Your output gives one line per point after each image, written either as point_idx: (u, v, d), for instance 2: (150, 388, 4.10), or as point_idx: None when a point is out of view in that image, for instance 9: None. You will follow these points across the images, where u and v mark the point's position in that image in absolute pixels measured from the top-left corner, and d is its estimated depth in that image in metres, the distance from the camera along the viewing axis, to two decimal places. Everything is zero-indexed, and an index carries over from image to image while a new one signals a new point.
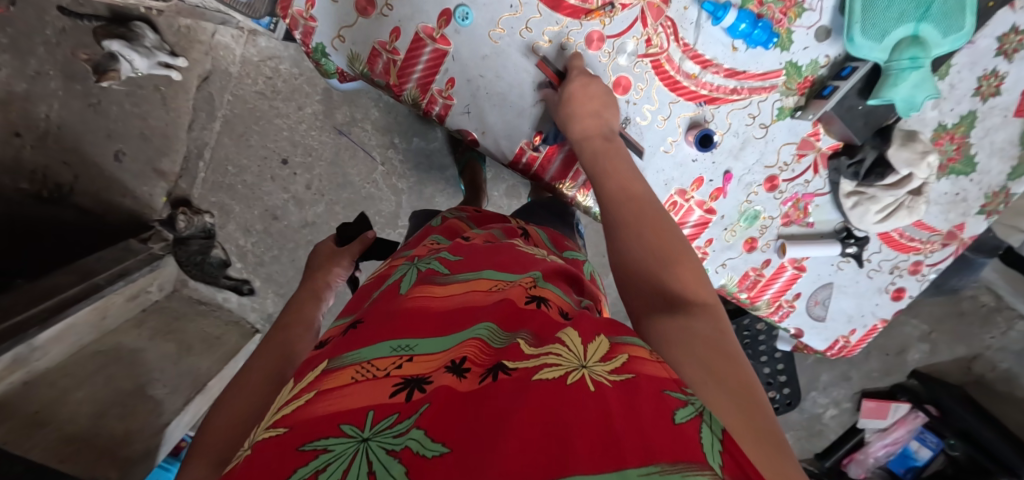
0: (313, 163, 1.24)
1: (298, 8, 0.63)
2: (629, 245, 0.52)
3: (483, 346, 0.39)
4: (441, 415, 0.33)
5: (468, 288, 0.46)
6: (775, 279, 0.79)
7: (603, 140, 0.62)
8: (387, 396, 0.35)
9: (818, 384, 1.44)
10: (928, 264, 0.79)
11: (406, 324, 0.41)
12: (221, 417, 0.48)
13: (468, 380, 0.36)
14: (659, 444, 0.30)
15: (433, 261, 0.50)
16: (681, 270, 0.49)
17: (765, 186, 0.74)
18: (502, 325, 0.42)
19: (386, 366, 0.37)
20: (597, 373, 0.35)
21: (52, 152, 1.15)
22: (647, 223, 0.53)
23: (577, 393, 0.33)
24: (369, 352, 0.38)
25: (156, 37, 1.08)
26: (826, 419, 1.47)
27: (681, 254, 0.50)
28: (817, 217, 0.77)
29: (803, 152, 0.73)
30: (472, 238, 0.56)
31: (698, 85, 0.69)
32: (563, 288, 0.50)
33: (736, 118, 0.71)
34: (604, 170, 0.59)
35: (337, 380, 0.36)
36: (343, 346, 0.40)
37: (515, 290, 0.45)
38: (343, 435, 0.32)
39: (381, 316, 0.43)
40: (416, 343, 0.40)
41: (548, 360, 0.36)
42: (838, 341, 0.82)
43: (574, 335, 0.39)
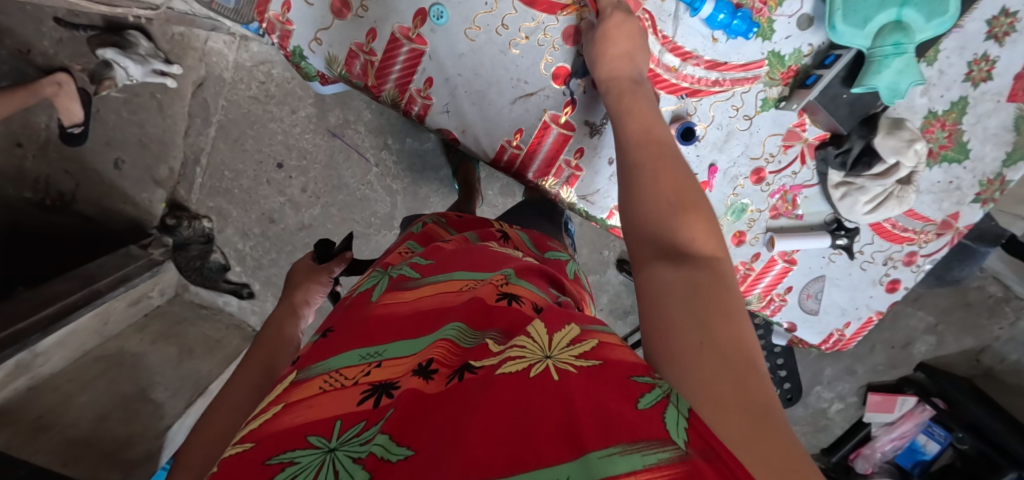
0: (308, 166, 1.24)
1: (275, 12, 0.64)
2: (637, 199, 0.49)
3: (452, 346, 0.39)
4: (404, 418, 0.33)
5: (436, 289, 0.46)
6: (765, 273, 0.78)
7: (630, 82, 0.60)
8: (356, 404, 0.36)
9: (822, 378, 1.42)
10: (923, 254, 0.77)
11: (376, 331, 0.42)
12: (201, 435, 0.48)
13: (434, 382, 0.36)
14: (621, 425, 0.29)
15: (405, 267, 0.51)
16: (692, 223, 0.46)
17: (751, 179, 0.73)
18: (471, 325, 0.42)
19: (354, 374, 0.38)
20: (561, 361, 0.34)
21: (53, 161, 1.19)
22: (665, 175, 0.50)
23: (539, 382, 0.32)
24: (337, 362, 0.39)
25: (151, 45, 1.09)
26: (832, 414, 1.45)
27: (695, 206, 0.47)
28: (806, 209, 0.75)
29: (789, 143, 0.72)
30: (447, 241, 0.57)
31: (679, 78, 0.68)
32: (538, 285, 0.49)
33: (720, 111, 0.70)
34: (628, 109, 0.58)
35: (305, 391, 0.37)
36: (313, 356, 0.41)
37: (484, 289, 0.45)
38: (310, 447, 0.32)
39: (350, 324, 0.44)
40: (385, 348, 0.40)
41: (511, 353, 0.35)
42: (832, 335, 0.82)
43: (541, 326, 0.38)
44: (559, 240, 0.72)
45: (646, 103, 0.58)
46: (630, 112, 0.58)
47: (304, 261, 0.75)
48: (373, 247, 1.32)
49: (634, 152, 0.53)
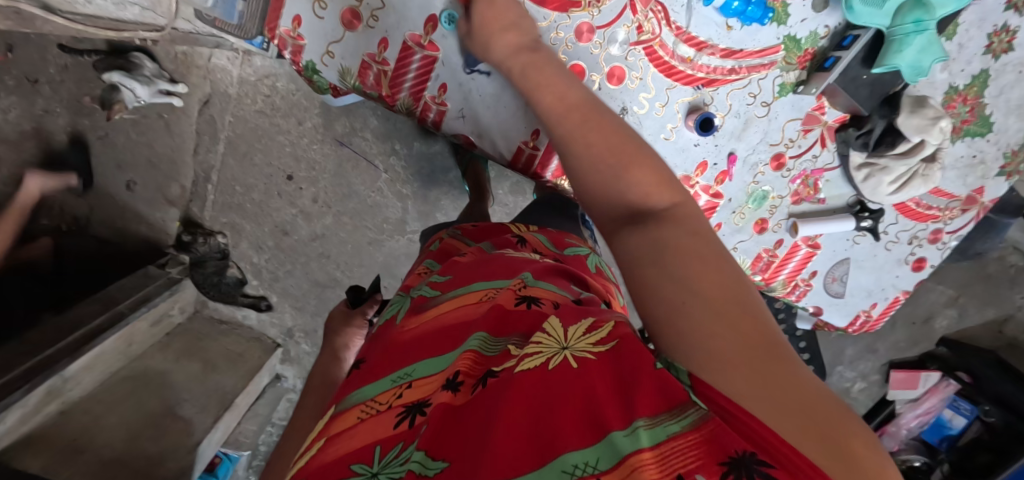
0: (318, 176, 1.24)
1: (286, 28, 0.64)
2: (584, 169, 0.48)
3: (477, 358, 0.40)
4: (439, 434, 0.34)
5: (457, 303, 0.46)
6: (789, 259, 0.78)
7: (529, 52, 0.57)
8: (392, 427, 0.37)
9: (844, 358, 1.41)
10: (948, 231, 0.77)
11: (403, 355, 0.43)
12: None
13: (462, 394, 0.37)
14: (641, 398, 0.29)
15: (423, 288, 0.51)
16: (639, 177, 0.45)
17: (771, 165, 0.72)
18: (493, 332, 0.42)
19: (387, 398, 0.39)
20: (579, 350, 0.35)
21: (67, 187, 1.19)
22: (596, 138, 0.48)
23: (560, 373, 0.33)
24: (371, 390, 0.41)
25: (155, 66, 1.09)
26: (855, 393, 1.45)
27: (633, 157, 0.46)
28: (828, 193, 0.75)
29: (808, 127, 0.71)
30: (464, 255, 0.57)
31: (694, 69, 0.67)
32: (558, 284, 0.49)
33: (736, 99, 0.69)
34: (535, 83, 0.55)
35: (344, 423, 0.39)
36: (350, 387, 0.43)
37: (503, 295, 0.45)
38: (354, 475, 0.34)
39: (375, 353, 0.45)
40: (414, 368, 0.41)
41: (528, 349, 0.36)
42: (859, 316, 0.82)
43: (557, 322, 0.38)
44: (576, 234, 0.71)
45: (553, 69, 0.55)
46: (538, 87, 0.55)
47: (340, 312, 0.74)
48: (387, 253, 1.33)
49: (558, 127, 0.51)
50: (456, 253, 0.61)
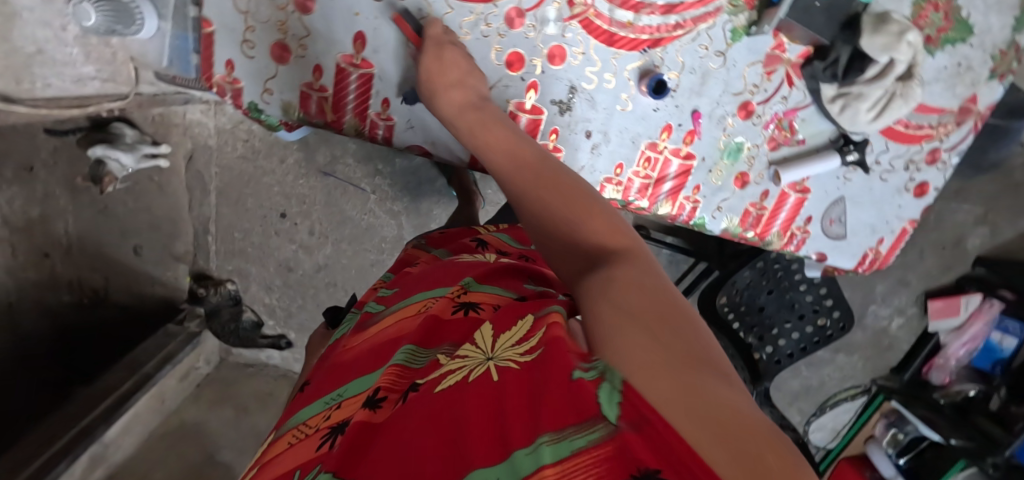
0: (309, 209, 1.26)
1: (220, 74, 0.64)
2: (536, 208, 0.49)
3: (401, 371, 0.45)
4: (347, 455, 0.38)
5: (401, 313, 0.54)
6: (779, 208, 0.74)
7: (473, 109, 0.59)
8: (315, 450, 0.43)
9: (875, 296, 1.37)
10: (946, 148, 0.72)
11: (349, 369, 0.51)
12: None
13: (382, 411, 0.42)
14: (546, 414, 0.31)
15: (375, 303, 0.61)
16: (588, 218, 0.46)
17: (740, 115, 0.68)
18: (422, 344, 0.47)
19: (318, 422, 0.46)
20: (502, 359, 0.38)
21: (80, 262, 1.24)
22: (546, 186, 0.50)
23: (479, 385, 0.36)
24: (308, 414, 0.48)
25: (135, 132, 1.12)
26: (894, 332, 1.40)
27: (584, 202, 0.47)
28: (806, 132, 0.70)
29: (771, 68, 0.66)
30: (417, 264, 0.67)
31: (636, 32, 0.63)
32: (501, 285, 0.55)
33: (688, 54, 0.65)
34: (484, 137, 0.56)
35: (278, 447, 0.47)
36: (301, 406, 0.52)
37: (441, 304, 0.51)
38: None
39: (324, 373, 0.54)
40: (346, 390, 0.48)
41: (450, 367, 0.40)
42: (867, 255, 0.78)
43: (489, 330, 0.43)
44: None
45: (501, 127, 0.57)
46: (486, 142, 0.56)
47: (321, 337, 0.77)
48: None
49: (511, 174, 0.52)
50: (413, 261, 0.70)
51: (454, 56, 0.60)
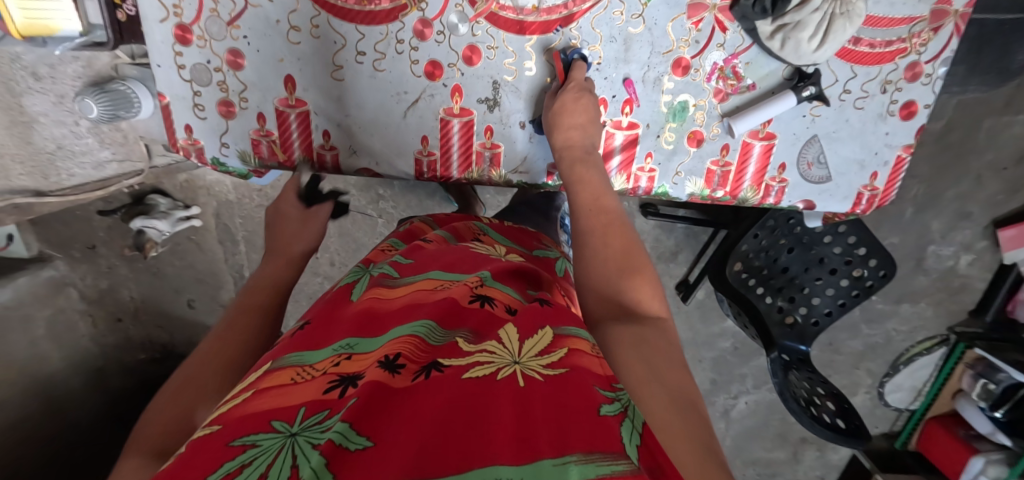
0: (326, 242, 1.34)
1: (183, 139, 0.71)
2: (598, 254, 0.53)
3: (421, 342, 0.41)
4: (366, 408, 0.34)
5: (416, 287, 0.51)
6: (746, 161, 0.69)
7: (583, 152, 0.61)
8: (323, 393, 0.37)
9: (932, 235, 1.21)
10: (927, 60, 0.64)
11: (357, 324, 0.45)
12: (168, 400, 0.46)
13: (402, 376, 0.38)
14: (576, 436, 0.33)
15: (385, 267, 0.55)
16: (638, 284, 0.50)
17: (676, 73, 0.65)
18: (441, 323, 0.45)
19: (325, 366, 0.40)
20: (529, 367, 0.39)
21: (147, 321, 1.39)
22: (616, 242, 0.53)
23: (505, 386, 0.37)
24: (311, 356, 0.41)
25: (167, 200, 1.24)
26: (964, 270, 1.23)
27: (640, 269, 0.51)
28: (755, 76, 0.65)
29: (697, 17, 0.62)
30: (428, 241, 0.63)
31: (544, 14, 0.63)
32: (513, 287, 0.54)
33: (604, 23, 0.63)
34: (576, 177, 0.60)
35: (274, 380, 0.39)
36: (289, 346, 0.44)
37: (459, 290, 0.49)
38: (272, 431, 0.33)
39: (321, 318, 0.47)
40: (357, 343, 0.43)
41: (479, 358, 0.40)
42: (862, 194, 0.71)
43: (513, 333, 0.43)
44: (553, 238, 0.85)
45: (597, 172, 0.60)
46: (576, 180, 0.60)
47: (289, 197, 0.69)
48: None
49: (583, 220, 0.56)
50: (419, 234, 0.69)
51: (585, 106, 0.63)
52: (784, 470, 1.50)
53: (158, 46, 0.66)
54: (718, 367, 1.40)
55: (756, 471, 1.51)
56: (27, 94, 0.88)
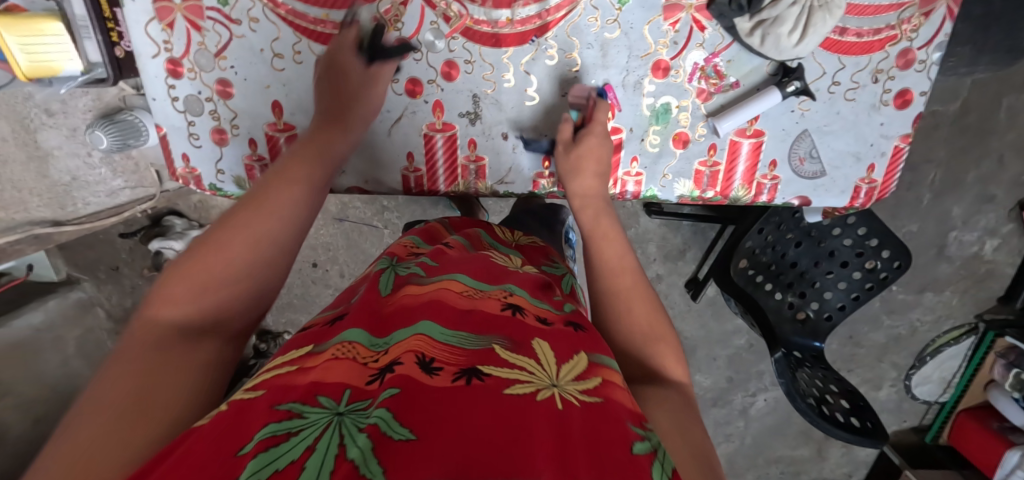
0: (336, 254, 1.36)
1: (181, 168, 0.73)
2: (624, 312, 0.54)
3: (457, 348, 0.41)
4: (407, 399, 0.34)
5: (441, 286, 0.50)
6: (735, 160, 0.68)
7: (598, 200, 0.64)
8: (365, 383, 0.38)
9: (955, 220, 1.16)
10: (919, 47, 0.62)
11: (392, 321, 0.46)
12: (186, 269, 0.46)
13: (440, 377, 0.37)
14: (612, 470, 0.33)
15: (415, 266, 0.54)
16: (662, 349, 0.52)
17: (656, 75, 0.64)
18: (477, 329, 0.44)
19: (366, 358, 0.41)
20: (567, 391, 0.39)
21: None
22: (639, 307, 0.55)
23: (546, 407, 0.37)
24: (353, 342, 0.43)
25: (184, 221, 1.27)
26: (990, 255, 1.18)
27: (664, 334, 0.53)
28: (738, 74, 0.64)
29: (674, 18, 0.62)
30: (451, 246, 0.62)
31: (519, 26, 0.63)
32: (539, 297, 0.54)
33: (580, 31, 0.63)
34: (600, 230, 0.62)
35: (315, 360, 0.40)
36: (325, 334, 0.45)
37: (489, 301, 0.49)
38: (318, 407, 0.34)
39: (354, 309, 0.48)
40: (393, 337, 0.43)
41: (519, 376, 0.39)
42: (861, 186, 0.68)
43: (548, 350, 0.43)
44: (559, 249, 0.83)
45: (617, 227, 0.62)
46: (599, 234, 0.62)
47: (349, 51, 0.61)
48: None
49: (606, 278, 0.57)
50: (436, 235, 0.68)
51: (602, 151, 0.64)
52: (810, 468, 1.46)
53: (152, 80, 0.69)
54: (734, 365, 1.38)
55: (781, 470, 1.47)
56: (42, 130, 0.92)
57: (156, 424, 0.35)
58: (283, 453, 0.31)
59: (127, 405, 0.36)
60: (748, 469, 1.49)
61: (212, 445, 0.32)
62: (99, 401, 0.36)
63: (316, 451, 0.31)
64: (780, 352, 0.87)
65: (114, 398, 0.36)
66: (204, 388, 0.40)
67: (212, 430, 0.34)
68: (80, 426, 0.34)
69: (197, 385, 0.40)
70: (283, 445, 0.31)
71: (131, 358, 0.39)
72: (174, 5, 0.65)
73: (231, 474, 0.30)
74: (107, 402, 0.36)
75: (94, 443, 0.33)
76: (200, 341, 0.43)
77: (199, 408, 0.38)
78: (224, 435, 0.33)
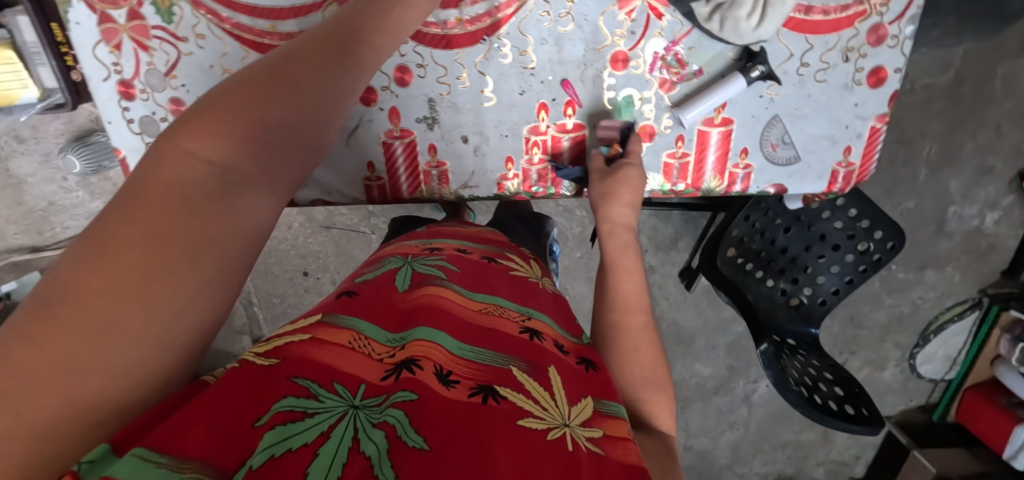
0: (326, 262, 1.35)
1: None
2: (627, 354, 0.53)
3: (476, 365, 0.40)
4: (424, 407, 0.34)
5: (463, 300, 0.48)
6: (705, 150, 0.65)
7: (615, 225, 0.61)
8: (380, 378, 0.37)
9: (952, 195, 1.12)
10: (890, 21, 0.59)
11: (414, 316, 0.44)
12: (227, 109, 0.42)
13: (456, 391, 0.37)
14: None
15: (434, 267, 0.52)
16: (656, 398, 0.51)
17: (616, 67, 0.62)
18: (497, 347, 0.43)
19: (382, 353, 0.40)
20: (578, 434, 0.38)
21: None
22: (645, 350, 0.53)
23: (555, 448, 0.35)
24: (374, 336, 0.42)
25: None
26: (991, 228, 1.14)
27: (662, 385, 0.52)
28: (701, 61, 0.61)
29: (629, 7, 0.59)
30: (470, 252, 0.58)
31: (469, 25, 0.61)
32: (558, 321, 0.52)
33: (533, 26, 0.61)
34: (619, 263, 0.59)
35: (335, 337, 0.40)
36: (342, 308, 0.44)
37: (509, 321, 0.47)
38: (335, 394, 0.34)
39: (371, 298, 0.47)
40: (411, 333, 0.42)
41: (530, 410, 0.38)
42: (838, 171, 0.65)
43: (563, 386, 0.41)
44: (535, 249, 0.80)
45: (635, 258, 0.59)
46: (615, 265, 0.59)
47: None
48: None
49: (620, 316, 0.55)
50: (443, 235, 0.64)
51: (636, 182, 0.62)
52: (817, 452, 1.43)
53: (106, 103, 0.68)
54: (733, 352, 1.35)
55: (789, 456, 1.44)
56: (14, 156, 0.94)
57: (149, 325, 0.33)
58: (303, 431, 0.31)
59: (124, 291, 0.33)
60: (755, 457, 1.45)
61: (228, 407, 0.32)
62: (98, 268, 0.34)
63: (331, 439, 0.31)
64: (767, 345, 0.86)
65: (111, 280, 0.33)
66: (228, 263, 0.38)
67: (224, 387, 0.33)
68: (74, 297, 0.32)
69: (205, 280, 0.37)
70: (302, 422, 0.32)
71: (146, 213, 0.36)
72: (120, 25, 0.64)
73: (251, 446, 0.30)
74: (113, 274, 0.34)
75: (79, 328, 0.32)
76: (238, 196, 0.41)
77: (198, 311, 0.36)
78: (240, 398, 0.33)
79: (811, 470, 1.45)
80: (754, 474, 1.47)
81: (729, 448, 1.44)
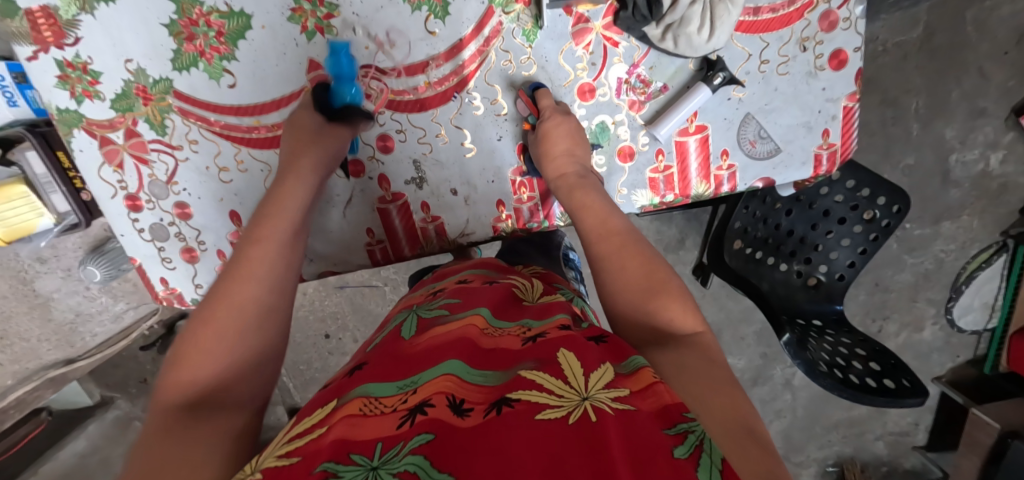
0: (344, 321, 1.38)
1: (162, 290, 0.75)
2: (611, 277, 0.51)
3: (483, 387, 0.41)
4: (442, 444, 0.34)
5: (462, 321, 0.49)
6: (686, 159, 0.67)
7: (576, 178, 0.60)
8: (396, 427, 0.36)
9: (949, 143, 1.11)
10: (838, 6, 0.60)
11: (411, 363, 0.44)
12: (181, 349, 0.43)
13: (471, 417, 0.37)
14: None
15: (437, 308, 0.54)
16: (668, 305, 0.47)
17: (583, 98, 0.65)
18: (502, 367, 0.43)
19: (393, 402, 0.40)
20: (598, 400, 0.37)
21: None
22: (631, 264, 0.51)
23: (580, 426, 0.35)
24: (378, 391, 0.41)
25: None
26: (998, 169, 1.12)
27: (668, 290, 0.48)
28: (664, 78, 0.64)
29: (584, 41, 0.62)
30: (471, 280, 0.60)
31: (437, 86, 0.64)
32: (568, 312, 0.52)
33: (498, 76, 0.64)
34: (579, 207, 0.57)
35: (347, 410, 0.39)
36: (355, 382, 0.43)
37: (508, 338, 0.48)
38: (353, 465, 0.33)
39: (380, 360, 0.46)
40: (419, 376, 0.42)
41: (547, 402, 0.37)
42: (821, 154, 0.66)
43: (574, 360, 0.40)
44: None
45: (596, 194, 0.58)
46: (580, 207, 0.57)
47: (309, 111, 0.62)
48: None
49: (592, 248, 0.54)
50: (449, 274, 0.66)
51: (569, 131, 0.62)
52: (872, 426, 1.39)
53: (115, 219, 0.72)
54: (764, 339, 1.33)
55: (843, 435, 1.41)
56: (39, 278, 0.97)
57: None
58: None
59: None
60: (809, 442, 1.42)
61: None
62: None
63: None
64: (788, 335, 0.84)
65: None
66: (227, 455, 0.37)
67: None
68: None
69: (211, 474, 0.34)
70: None
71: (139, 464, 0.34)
72: (119, 145, 0.69)
73: None
74: None
75: None
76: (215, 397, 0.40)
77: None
78: None
79: (870, 445, 1.41)
80: (812, 459, 1.44)
81: (780, 437, 1.42)
